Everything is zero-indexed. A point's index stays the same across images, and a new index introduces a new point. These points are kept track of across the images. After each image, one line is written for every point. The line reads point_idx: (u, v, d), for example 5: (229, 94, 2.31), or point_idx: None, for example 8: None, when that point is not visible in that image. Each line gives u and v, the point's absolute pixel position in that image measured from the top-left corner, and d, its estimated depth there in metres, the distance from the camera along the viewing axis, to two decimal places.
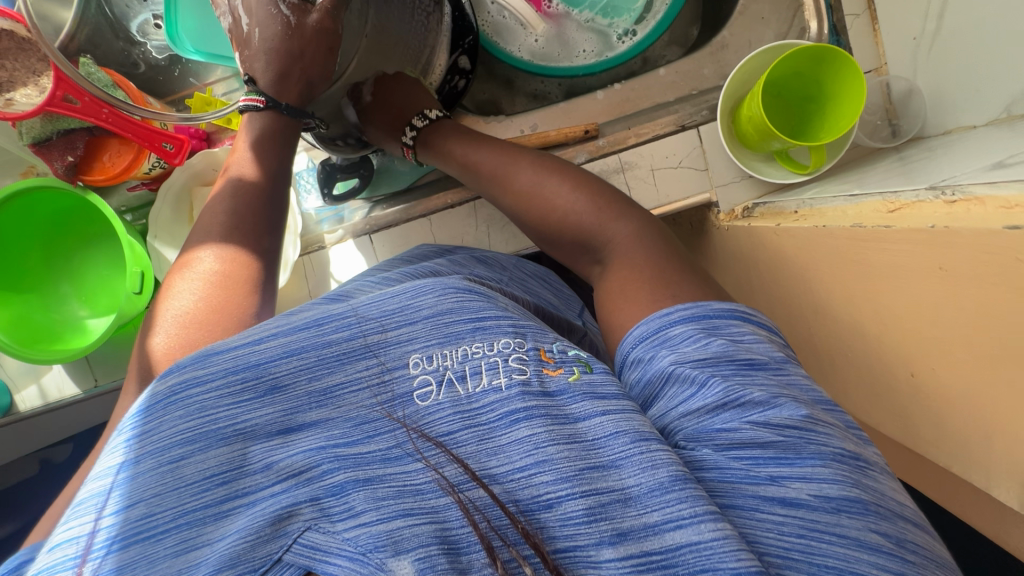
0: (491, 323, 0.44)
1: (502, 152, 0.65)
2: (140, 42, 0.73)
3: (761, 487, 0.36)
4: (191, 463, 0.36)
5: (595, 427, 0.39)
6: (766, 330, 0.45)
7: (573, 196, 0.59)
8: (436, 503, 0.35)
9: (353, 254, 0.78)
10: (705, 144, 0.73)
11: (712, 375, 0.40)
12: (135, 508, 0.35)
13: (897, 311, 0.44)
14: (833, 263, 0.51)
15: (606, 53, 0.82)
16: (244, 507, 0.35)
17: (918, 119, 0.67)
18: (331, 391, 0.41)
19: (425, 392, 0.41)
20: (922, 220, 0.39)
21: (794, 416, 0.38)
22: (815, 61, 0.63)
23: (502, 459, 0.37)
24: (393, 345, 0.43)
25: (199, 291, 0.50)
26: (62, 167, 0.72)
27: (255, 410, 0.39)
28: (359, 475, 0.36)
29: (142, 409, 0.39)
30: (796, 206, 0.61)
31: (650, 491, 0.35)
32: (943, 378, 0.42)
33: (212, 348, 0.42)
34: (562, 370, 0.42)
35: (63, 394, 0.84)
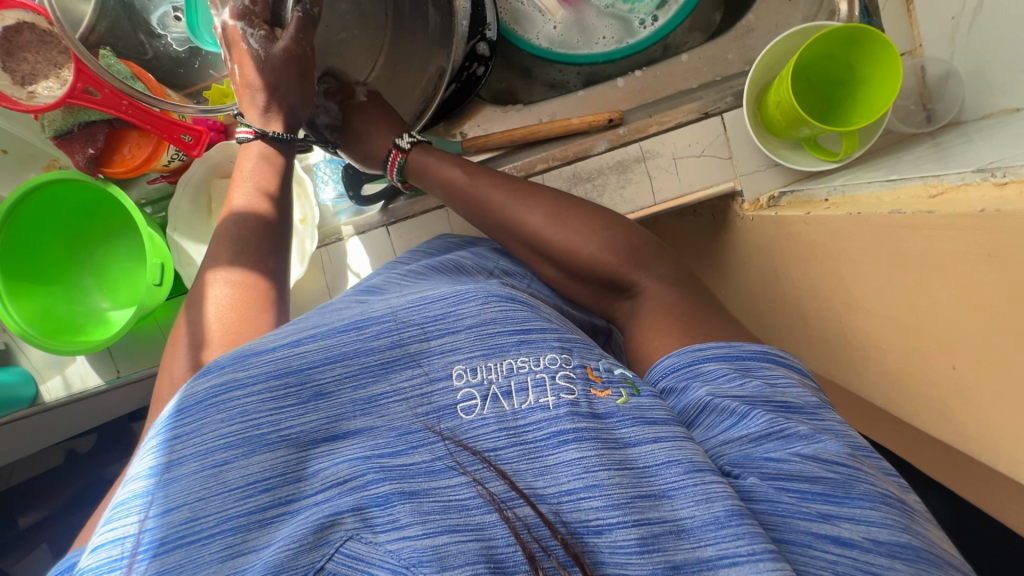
0: (537, 337, 0.44)
1: (511, 193, 0.61)
2: (161, 34, 0.71)
3: (812, 523, 0.35)
4: (234, 468, 0.36)
5: (646, 454, 0.38)
6: (799, 374, 0.46)
7: (591, 242, 0.56)
8: (482, 520, 0.35)
9: (371, 246, 0.78)
10: (729, 132, 0.71)
11: (751, 408, 0.41)
12: (178, 511, 0.35)
13: (941, 302, 0.42)
14: (869, 252, 0.49)
15: (627, 40, 0.80)
16: (290, 515, 0.36)
17: (954, 103, 0.64)
18: (376, 400, 0.41)
19: (469, 405, 0.41)
20: (969, 205, 0.37)
21: (839, 452, 0.38)
22: (848, 43, 0.61)
23: (550, 479, 0.37)
24: (437, 354, 0.43)
25: (229, 297, 0.51)
26: (83, 159, 0.72)
27: (298, 417, 0.39)
28: (405, 488, 0.36)
29: (180, 410, 0.38)
30: (826, 193, 0.59)
31: (704, 524, 0.35)
32: (988, 372, 0.40)
33: (251, 348, 0.42)
34: (609, 392, 0.42)
35: (87, 385, 0.85)
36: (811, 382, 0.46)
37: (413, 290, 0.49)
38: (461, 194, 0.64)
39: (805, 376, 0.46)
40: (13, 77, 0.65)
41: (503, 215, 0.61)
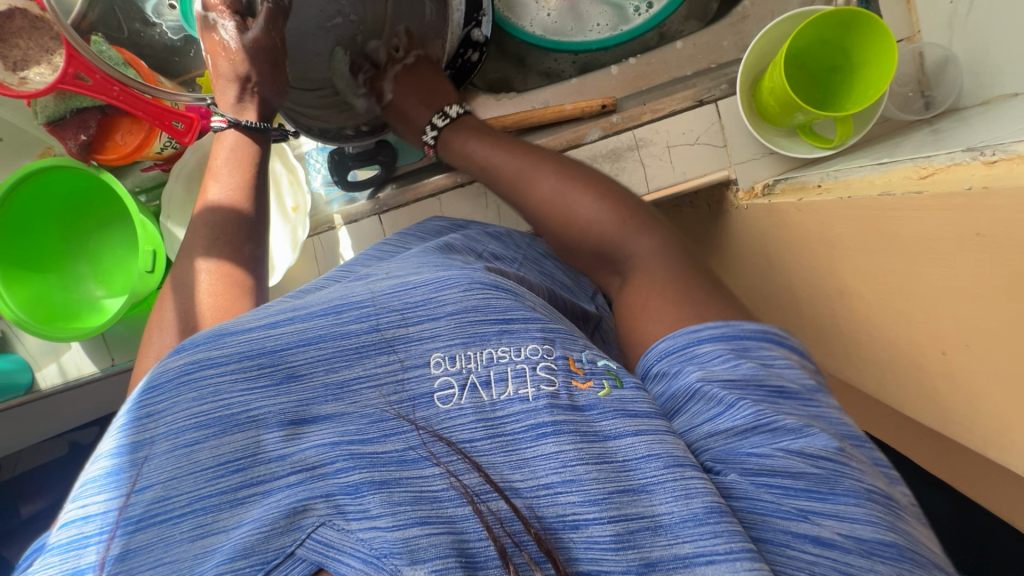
0: (519, 327, 0.43)
1: (525, 156, 0.62)
2: (154, 22, 0.71)
3: (793, 522, 0.35)
4: (206, 448, 0.35)
5: (626, 447, 0.38)
6: (798, 355, 0.45)
7: (598, 209, 0.56)
8: (454, 513, 0.34)
9: (364, 234, 0.78)
10: (723, 119, 0.70)
11: (740, 398, 0.40)
12: (148, 490, 0.33)
13: (932, 288, 0.41)
14: (861, 237, 0.48)
15: (621, 27, 0.79)
16: (260, 497, 0.34)
17: (953, 89, 0.63)
18: (348, 384, 0.39)
19: (446, 394, 0.39)
20: (958, 184, 0.36)
21: (828, 448, 0.37)
22: (842, 26, 0.60)
23: (527, 473, 0.36)
24: (414, 342, 0.42)
25: (212, 270, 0.52)
26: (76, 144, 0.72)
27: (268, 399, 0.37)
28: (376, 477, 0.35)
29: (148, 388, 0.37)
30: (819, 179, 0.58)
31: (682, 521, 0.34)
32: (980, 357, 0.39)
33: (224, 328, 0.41)
34: (591, 383, 0.42)
35: (82, 372, 0.86)
36: (811, 364, 0.46)
37: (395, 273, 0.48)
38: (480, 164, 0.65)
39: (805, 356, 0.46)
40: (4, 63, 0.65)
41: (517, 185, 0.61)
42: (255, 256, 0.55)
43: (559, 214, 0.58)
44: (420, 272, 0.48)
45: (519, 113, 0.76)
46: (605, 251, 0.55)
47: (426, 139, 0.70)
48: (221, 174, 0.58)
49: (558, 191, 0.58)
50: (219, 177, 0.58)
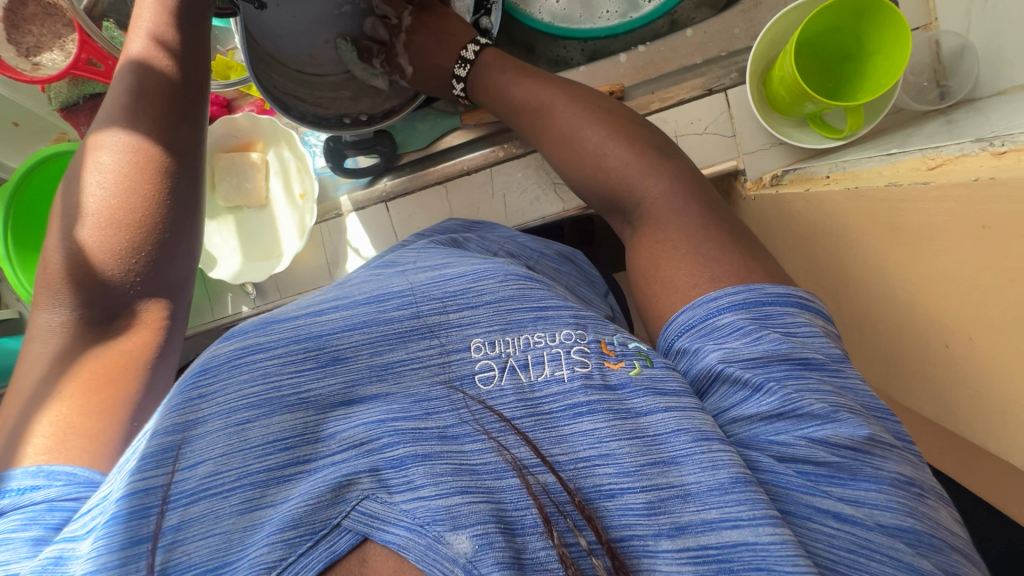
0: (553, 314, 0.46)
1: (551, 85, 0.64)
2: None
3: (819, 498, 0.37)
4: (256, 427, 0.38)
5: (657, 423, 0.40)
6: (822, 319, 0.45)
7: (617, 148, 0.58)
8: (492, 484, 0.36)
9: (370, 223, 0.79)
10: (732, 108, 0.70)
11: (767, 381, 0.41)
12: (202, 465, 0.36)
13: (937, 280, 0.41)
14: (867, 228, 0.47)
15: (631, 14, 0.78)
16: (307, 474, 0.37)
17: (970, 77, 0.62)
18: (391, 366, 0.42)
19: (487, 375, 0.42)
20: (965, 174, 0.36)
21: (855, 437, 0.38)
22: (856, 14, 0.59)
23: (565, 447, 0.39)
24: (455, 327, 0.45)
25: (111, 187, 0.45)
26: (89, 131, 0.72)
27: (317, 381, 0.40)
28: (419, 451, 0.37)
29: (200, 371, 0.40)
30: (828, 170, 0.57)
31: (709, 490, 0.36)
32: (983, 352, 0.39)
33: (274, 317, 0.44)
34: (622, 364, 0.44)
35: None
36: (833, 329, 0.46)
37: (428, 264, 0.51)
38: (500, 99, 0.68)
39: (828, 321, 0.46)
40: (17, 49, 0.66)
41: (538, 115, 0.64)
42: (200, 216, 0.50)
43: (574, 146, 0.61)
44: (453, 264, 0.51)
45: None
46: (617, 197, 0.58)
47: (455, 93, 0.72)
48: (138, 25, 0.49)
49: (575, 121, 0.61)
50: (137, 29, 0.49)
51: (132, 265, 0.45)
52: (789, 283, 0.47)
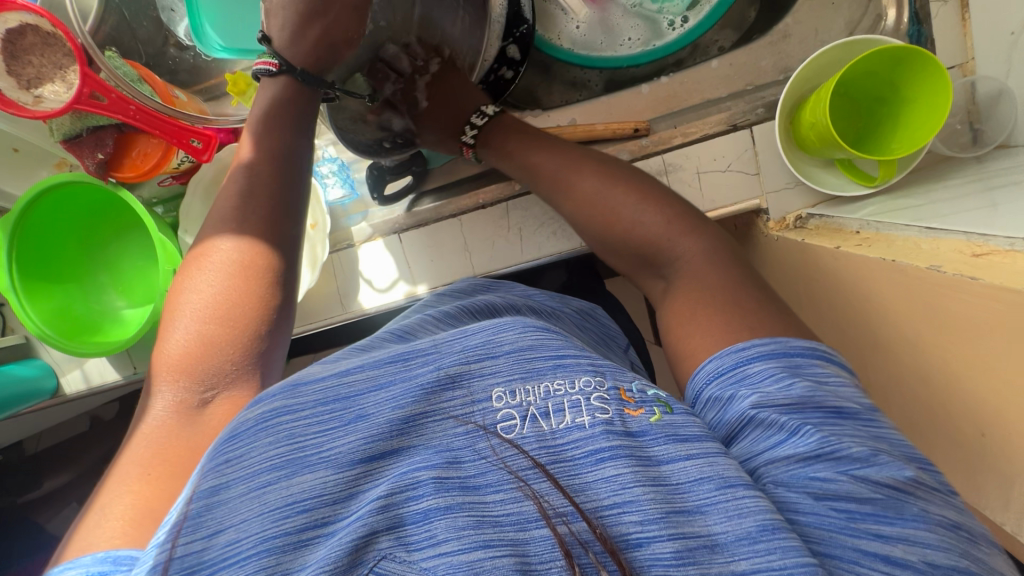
0: (571, 362, 0.42)
1: (564, 154, 0.63)
2: (188, 46, 0.70)
3: (862, 540, 0.33)
4: (277, 489, 0.35)
5: (679, 471, 0.37)
6: (847, 372, 0.42)
7: (644, 211, 0.56)
8: (516, 536, 0.34)
9: (384, 254, 0.77)
10: (758, 146, 0.67)
11: (802, 423, 0.37)
12: (223, 533, 0.34)
13: (978, 368, 0.40)
14: (903, 301, 0.46)
15: (653, 42, 0.75)
16: (326, 536, 0.34)
17: (1007, 125, 0.60)
18: (414, 420, 0.39)
19: (509, 425, 0.39)
20: (1021, 279, 0.34)
21: (898, 477, 0.35)
22: (894, 62, 0.56)
23: (589, 496, 0.36)
24: (476, 378, 0.41)
25: (220, 282, 0.45)
26: (94, 164, 0.70)
27: (339, 439, 0.37)
28: (443, 502, 0.35)
29: (228, 437, 0.37)
30: (858, 226, 0.56)
31: (737, 540, 0.33)
32: (1023, 447, 0.39)
33: (301, 378, 0.41)
34: (642, 411, 0.40)
35: (104, 380, 0.85)
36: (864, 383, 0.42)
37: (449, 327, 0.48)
38: (512, 158, 0.66)
39: (853, 374, 0.43)
40: (18, 81, 0.63)
41: (555, 184, 0.62)
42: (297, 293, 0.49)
43: (595, 214, 0.59)
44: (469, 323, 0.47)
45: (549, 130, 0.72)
46: (650, 253, 0.56)
47: (465, 139, 0.70)
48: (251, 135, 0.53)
49: (596, 190, 0.59)
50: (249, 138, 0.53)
51: (204, 352, 0.43)
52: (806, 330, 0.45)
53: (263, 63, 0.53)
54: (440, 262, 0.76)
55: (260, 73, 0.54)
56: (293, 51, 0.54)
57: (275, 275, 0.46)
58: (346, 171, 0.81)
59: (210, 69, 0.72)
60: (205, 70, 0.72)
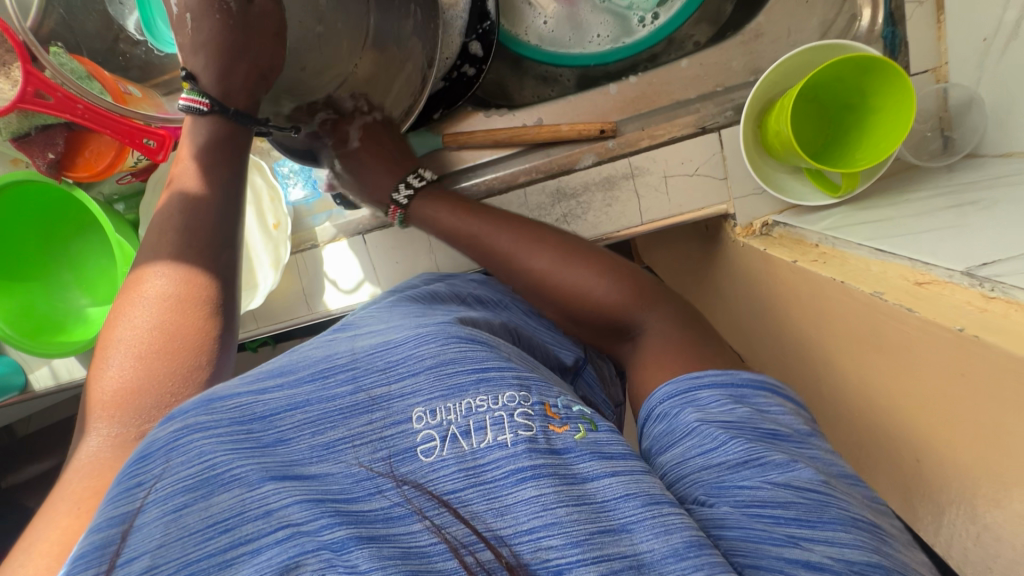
0: (495, 374, 0.39)
1: (522, 234, 0.60)
2: (140, 41, 0.68)
3: (783, 548, 0.31)
4: (195, 511, 0.31)
5: (604, 488, 0.34)
6: (795, 405, 0.41)
7: (600, 284, 0.54)
8: (441, 568, 0.30)
9: (348, 255, 0.76)
10: (726, 150, 0.66)
11: (735, 436, 0.36)
12: (136, 561, 0.29)
13: (914, 397, 0.40)
14: (850, 322, 0.46)
15: (623, 39, 0.75)
16: (250, 557, 0.30)
17: (974, 135, 0.59)
18: (334, 445, 0.36)
19: (428, 447, 0.35)
20: (952, 315, 0.34)
21: (815, 479, 0.33)
22: (861, 70, 0.55)
23: (508, 521, 0.32)
24: (397, 399, 0.38)
25: (154, 315, 0.44)
26: (45, 163, 0.68)
27: (254, 460, 0.33)
28: (363, 533, 0.31)
29: (136, 458, 0.33)
30: (817, 239, 0.56)
31: (664, 558, 0.31)
32: (953, 477, 0.39)
33: (214, 392, 0.37)
34: (567, 428, 0.38)
35: (73, 376, 0.86)
36: (807, 414, 0.41)
37: (378, 330, 0.45)
38: (468, 243, 0.63)
39: (802, 407, 0.41)
40: None
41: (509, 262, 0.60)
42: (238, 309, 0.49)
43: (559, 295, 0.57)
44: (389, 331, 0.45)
45: (512, 130, 0.71)
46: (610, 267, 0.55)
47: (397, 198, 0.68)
48: (187, 166, 0.52)
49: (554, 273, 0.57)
50: (185, 170, 0.52)
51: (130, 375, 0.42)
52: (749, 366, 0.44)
53: (193, 103, 0.53)
54: (405, 264, 0.75)
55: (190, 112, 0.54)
56: (226, 88, 0.54)
57: (215, 305, 0.46)
58: (307, 170, 0.80)
59: (163, 64, 0.69)
60: (157, 65, 0.70)
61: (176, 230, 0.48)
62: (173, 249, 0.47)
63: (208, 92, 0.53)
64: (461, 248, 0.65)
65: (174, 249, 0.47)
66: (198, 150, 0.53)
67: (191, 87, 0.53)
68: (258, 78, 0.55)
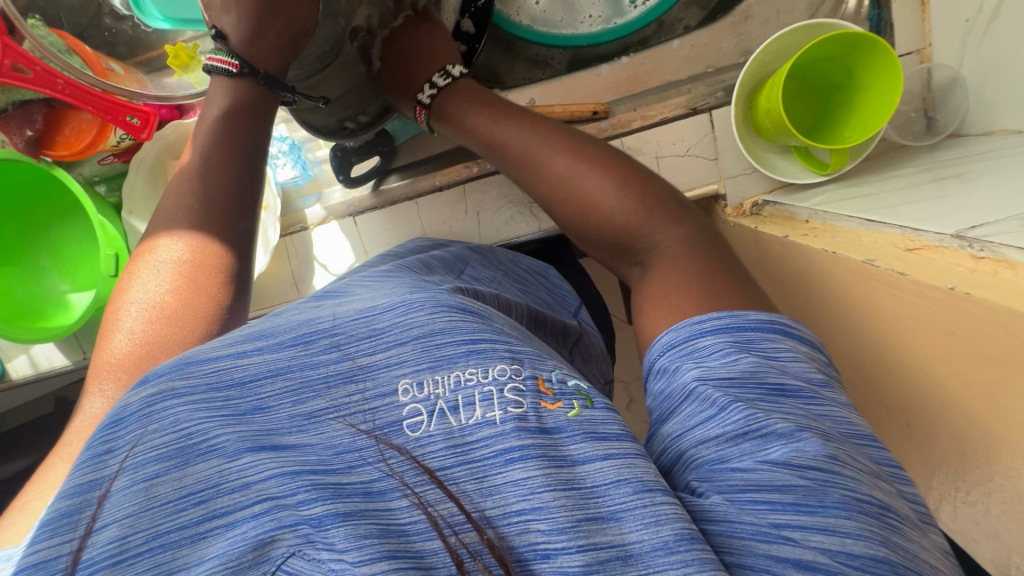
0: (487, 347, 0.38)
1: (543, 133, 0.57)
2: (126, 15, 0.66)
3: (776, 545, 0.30)
4: (166, 481, 0.30)
5: (595, 473, 0.33)
6: (809, 346, 0.40)
7: (616, 196, 0.52)
8: (422, 547, 0.30)
9: (340, 237, 0.75)
10: (717, 131, 0.66)
11: (733, 399, 0.35)
12: (106, 530, 0.29)
13: (907, 362, 0.41)
14: (841, 291, 0.47)
15: (615, 20, 0.75)
16: (222, 530, 0.29)
17: (957, 115, 0.60)
18: (314, 416, 0.35)
19: (414, 422, 0.34)
20: (943, 276, 0.35)
21: (819, 455, 0.32)
22: (849, 47, 0.56)
23: (496, 501, 0.31)
24: (382, 368, 0.37)
25: (168, 281, 0.43)
26: (23, 141, 0.66)
27: (227, 429, 0.32)
28: (340, 509, 0.30)
29: (108, 424, 0.32)
30: (808, 214, 0.57)
31: (653, 551, 0.30)
32: (945, 438, 0.40)
33: (190, 356, 0.36)
34: (560, 404, 0.36)
35: (52, 364, 0.84)
36: (823, 359, 0.40)
37: (363, 297, 0.44)
38: (485, 140, 0.61)
39: (816, 349, 0.40)
40: None
41: (525, 163, 0.57)
42: (252, 276, 0.48)
43: (573, 200, 0.54)
44: (381, 296, 0.44)
45: None
46: (608, 241, 0.53)
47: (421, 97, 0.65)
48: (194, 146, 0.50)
49: (572, 174, 0.54)
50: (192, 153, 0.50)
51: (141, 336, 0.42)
52: (766, 303, 0.43)
53: (223, 62, 0.52)
54: None
55: (218, 72, 0.53)
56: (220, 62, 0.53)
57: (228, 272, 0.45)
58: (297, 151, 0.78)
59: (151, 41, 0.68)
60: (147, 42, 0.68)
61: (167, 206, 0.48)
62: (165, 223, 0.46)
63: (238, 54, 0.53)
64: (479, 146, 0.63)
65: (166, 222, 0.46)
66: (202, 124, 0.52)
67: (222, 46, 0.53)
68: (289, 40, 0.55)
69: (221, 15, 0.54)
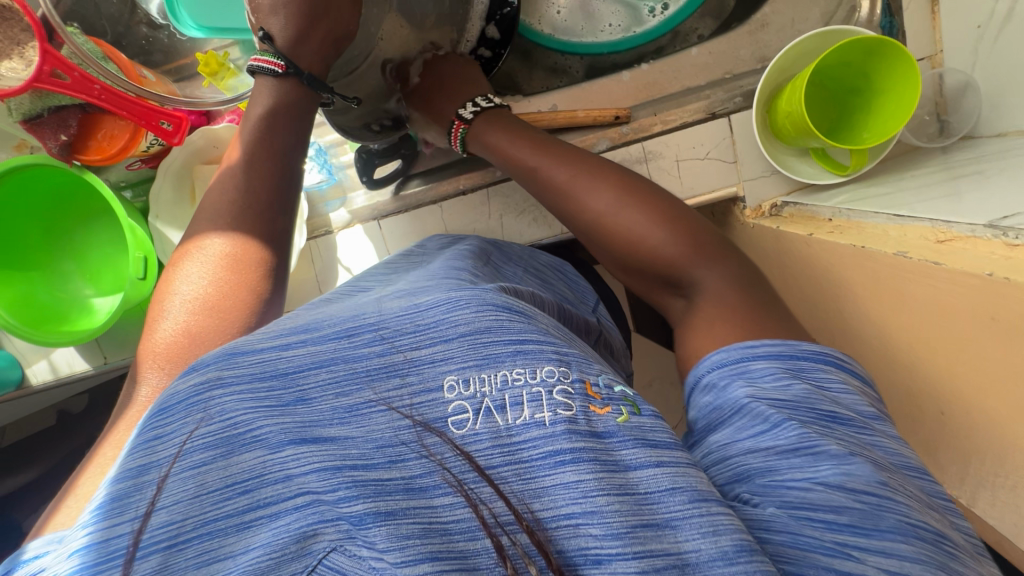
0: (533, 347, 0.38)
1: (586, 168, 0.58)
2: (162, 24, 0.68)
3: (838, 559, 0.31)
4: (214, 470, 0.31)
5: (648, 479, 0.33)
6: (861, 381, 0.41)
7: (659, 231, 0.53)
8: (465, 547, 0.30)
9: (363, 240, 0.75)
10: (735, 135, 0.68)
11: (786, 417, 0.37)
12: (158, 514, 0.29)
13: (940, 352, 0.42)
14: (869, 286, 0.48)
15: (634, 28, 0.78)
16: (268, 519, 0.30)
17: (970, 117, 0.62)
18: (356, 409, 0.35)
19: (460, 419, 0.35)
20: (979, 264, 0.36)
21: (871, 480, 0.33)
22: (867, 52, 0.58)
23: (546, 503, 0.32)
24: (428, 364, 0.37)
25: (212, 274, 0.44)
26: (57, 146, 0.67)
27: (270, 421, 0.33)
28: (382, 508, 0.30)
29: (156, 410, 0.33)
30: (830, 213, 0.58)
31: (710, 560, 0.30)
32: (982, 425, 0.41)
33: (236, 346, 0.36)
34: (609, 409, 0.37)
35: (74, 369, 0.82)
36: (873, 392, 0.41)
37: (405, 293, 0.44)
38: (526, 173, 0.62)
39: (868, 384, 0.41)
40: None
41: (565, 196, 0.58)
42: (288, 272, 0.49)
43: (616, 235, 0.55)
44: (426, 291, 0.44)
45: (529, 117, 0.72)
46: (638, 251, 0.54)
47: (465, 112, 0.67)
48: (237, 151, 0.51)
49: (613, 208, 0.55)
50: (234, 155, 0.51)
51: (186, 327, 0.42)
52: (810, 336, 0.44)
53: (268, 63, 0.54)
54: None
55: (263, 72, 0.54)
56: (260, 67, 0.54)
57: (268, 267, 0.46)
58: (323, 156, 0.80)
59: (184, 48, 0.70)
60: (180, 49, 0.70)
61: (210, 205, 0.48)
62: (210, 219, 0.47)
63: (283, 54, 0.54)
64: (519, 179, 0.63)
65: (210, 221, 0.47)
66: (244, 129, 0.52)
67: (267, 49, 0.55)
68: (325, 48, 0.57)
69: (269, 17, 0.55)
